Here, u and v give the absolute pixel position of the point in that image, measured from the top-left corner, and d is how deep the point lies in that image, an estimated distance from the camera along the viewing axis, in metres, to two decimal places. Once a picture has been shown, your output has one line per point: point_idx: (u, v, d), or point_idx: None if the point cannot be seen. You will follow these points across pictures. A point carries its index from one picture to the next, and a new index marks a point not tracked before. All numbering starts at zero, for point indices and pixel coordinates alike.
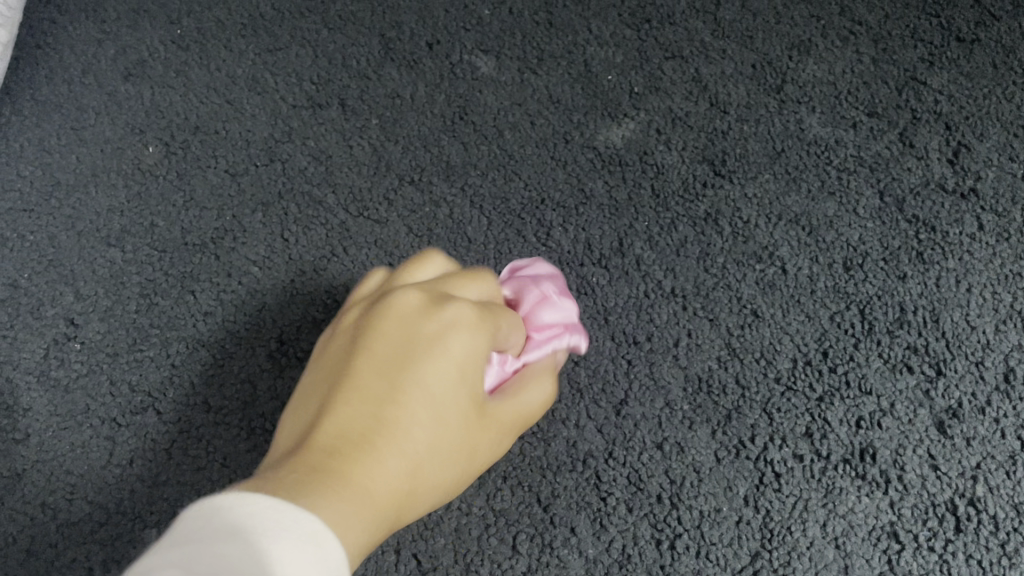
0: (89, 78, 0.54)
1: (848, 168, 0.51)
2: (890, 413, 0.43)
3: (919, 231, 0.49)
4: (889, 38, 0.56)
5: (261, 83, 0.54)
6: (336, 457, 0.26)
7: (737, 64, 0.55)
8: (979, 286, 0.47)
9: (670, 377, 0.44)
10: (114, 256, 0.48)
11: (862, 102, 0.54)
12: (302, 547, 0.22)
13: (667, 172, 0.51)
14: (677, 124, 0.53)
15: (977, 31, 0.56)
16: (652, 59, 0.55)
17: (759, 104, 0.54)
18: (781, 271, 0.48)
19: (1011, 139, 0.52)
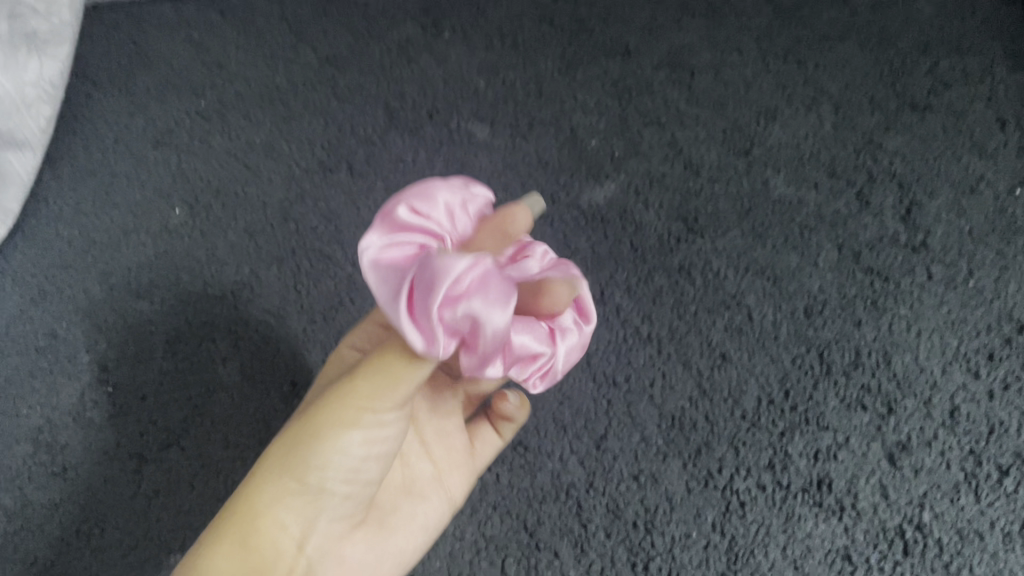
0: (122, 147, 0.60)
1: (810, 224, 0.56)
2: (845, 446, 0.48)
3: (874, 281, 0.53)
4: (849, 105, 0.62)
5: (276, 150, 0.60)
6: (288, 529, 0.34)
7: (710, 129, 0.61)
8: (929, 330, 0.51)
9: (646, 415, 0.49)
10: (143, 307, 0.53)
11: (823, 164, 0.59)
12: None
13: (644, 228, 0.56)
14: (655, 185, 0.58)
15: (930, 98, 0.62)
16: (632, 126, 0.61)
17: (729, 166, 0.59)
18: (748, 317, 0.52)
19: (959, 196, 0.57)
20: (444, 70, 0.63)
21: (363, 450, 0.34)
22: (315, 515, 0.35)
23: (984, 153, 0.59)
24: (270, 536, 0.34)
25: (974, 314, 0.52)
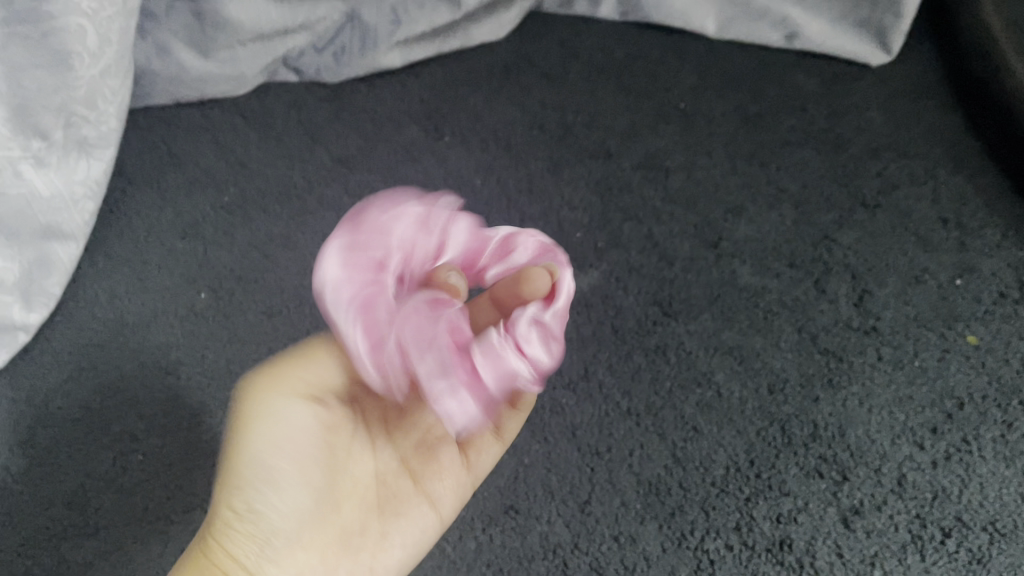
0: (153, 238, 0.66)
1: (773, 309, 0.63)
2: (804, 510, 0.53)
3: (830, 360, 0.60)
4: (807, 203, 0.69)
5: (292, 240, 0.66)
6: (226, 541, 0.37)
7: (682, 224, 0.68)
8: (878, 406, 0.57)
9: (625, 481, 0.54)
10: (171, 382, 0.59)
11: (784, 255, 0.66)
12: None
13: (624, 312, 0.62)
14: (633, 273, 0.65)
15: (879, 198, 0.69)
16: (613, 221, 0.68)
17: (700, 257, 0.66)
18: (717, 393, 0.58)
19: (906, 285, 0.64)
20: (445, 170, 0.70)
21: (279, 450, 0.37)
22: (261, 546, 0.37)
23: (928, 247, 0.66)
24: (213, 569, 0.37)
25: (919, 391, 0.58)
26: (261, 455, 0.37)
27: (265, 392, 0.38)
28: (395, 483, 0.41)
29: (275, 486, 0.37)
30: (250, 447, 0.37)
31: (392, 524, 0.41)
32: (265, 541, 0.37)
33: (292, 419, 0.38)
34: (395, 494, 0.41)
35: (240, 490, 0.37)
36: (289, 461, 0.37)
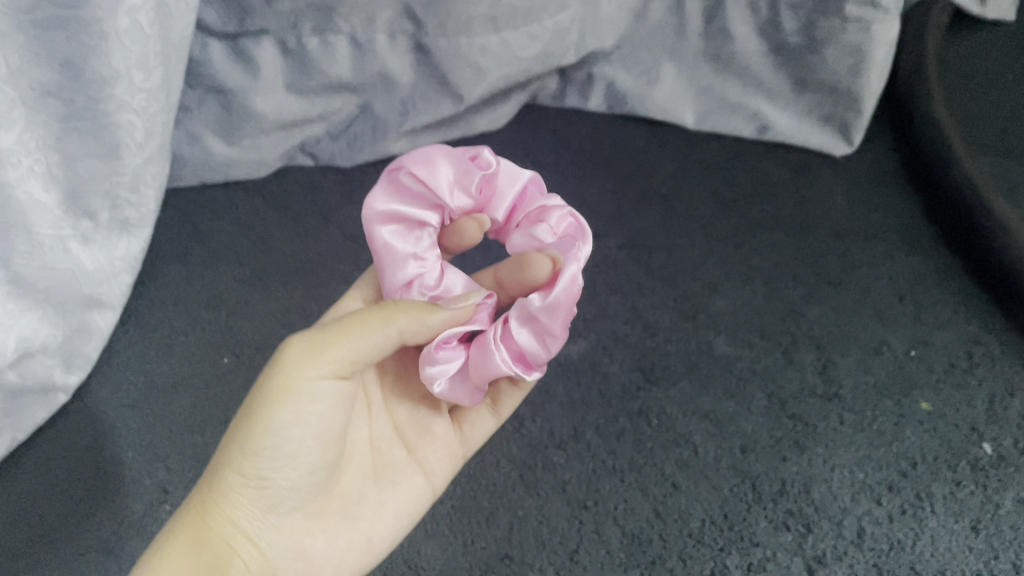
0: (180, 307, 0.72)
1: (745, 376, 0.69)
2: (773, 559, 0.59)
3: (797, 423, 0.66)
4: (777, 280, 0.76)
5: (308, 310, 0.73)
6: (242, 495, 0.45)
7: (663, 298, 0.74)
8: (840, 465, 0.63)
9: (610, 533, 0.60)
10: (197, 440, 0.65)
11: (756, 327, 0.72)
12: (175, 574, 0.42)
13: (610, 378, 0.68)
14: (619, 342, 0.71)
15: (842, 276, 0.76)
16: (601, 295, 0.74)
17: (679, 328, 0.72)
18: (694, 453, 0.64)
19: (866, 356, 0.70)
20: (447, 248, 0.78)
21: (297, 425, 0.44)
22: (269, 503, 0.45)
23: (887, 321, 0.73)
24: (224, 518, 0.45)
25: (877, 452, 0.64)
26: (281, 430, 0.44)
27: (301, 367, 0.43)
28: (390, 452, 0.52)
29: (287, 453, 0.44)
30: (269, 419, 0.44)
31: (387, 491, 0.50)
32: (272, 508, 0.46)
33: (315, 400, 0.44)
34: (391, 467, 0.51)
35: (254, 461, 0.44)
36: (307, 439, 0.44)
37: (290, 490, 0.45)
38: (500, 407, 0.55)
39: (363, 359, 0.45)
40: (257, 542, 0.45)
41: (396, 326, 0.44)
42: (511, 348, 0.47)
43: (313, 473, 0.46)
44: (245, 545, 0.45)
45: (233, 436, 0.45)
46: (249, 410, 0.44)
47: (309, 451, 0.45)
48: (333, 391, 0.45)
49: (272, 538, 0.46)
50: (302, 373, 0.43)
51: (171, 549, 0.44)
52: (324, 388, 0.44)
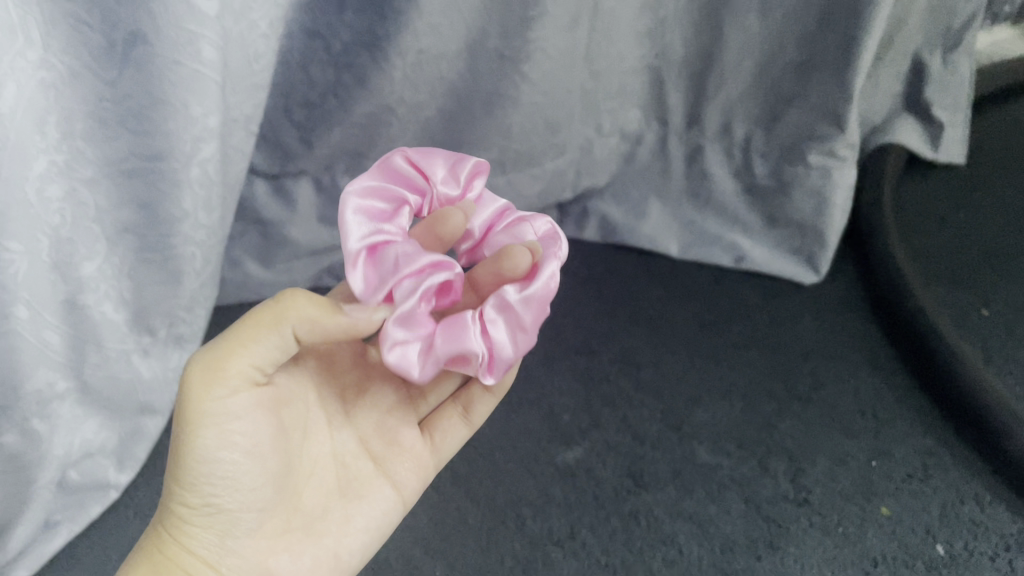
0: None
1: (725, 483, 0.77)
2: None
3: (771, 526, 0.73)
4: (753, 394, 0.85)
5: None
6: (194, 518, 0.50)
7: (651, 409, 0.83)
8: (810, 565, 0.71)
9: None
10: None
11: (735, 438, 0.81)
12: None
13: (602, 481, 0.77)
14: (611, 449, 0.79)
15: (811, 392, 0.85)
16: (595, 406, 0.83)
17: (666, 438, 0.80)
18: (678, 551, 0.72)
19: (833, 465, 0.78)
20: None
21: (220, 447, 0.48)
22: (220, 527, 0.50)
23: (851, 434, 0.81)
24: (182, 544, 0.50)
25: (842, 553, 0.72)
26: (207, 451, 0.48)
27: (209, 390, 0.47)
28: (357, 465, 0.57)
29: (219, 473, 0.48)
30: (194, 443, 0.48)
31: (353, 505, 0.56)
32: (225, 532, 0.51)
33: (232, 419, 0.48)
34: (357, 482, 0.57)
35: (193, 489, 0.49)
36: (234, 458, 0.48)
37: (236, 509, 0.50)
38: (469, 416, 0.64)
39: (268, 364, 0.49)
40: (218, 567, 0.51)
41: (297, 322, 0.48)
42: (485, 329, 0.52)
43: (255, 491, 0.50)
44: (204, 571, 0.50)
45: (171, 468, 0.50)
46: (177, 437, 0.49)
47: (240, 469, 0.49)
48: (246, 403, 0.48)
49: (235, 562, 0.51)
50: (212, 392, 0.47)
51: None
52: (238, 403, 0.48)
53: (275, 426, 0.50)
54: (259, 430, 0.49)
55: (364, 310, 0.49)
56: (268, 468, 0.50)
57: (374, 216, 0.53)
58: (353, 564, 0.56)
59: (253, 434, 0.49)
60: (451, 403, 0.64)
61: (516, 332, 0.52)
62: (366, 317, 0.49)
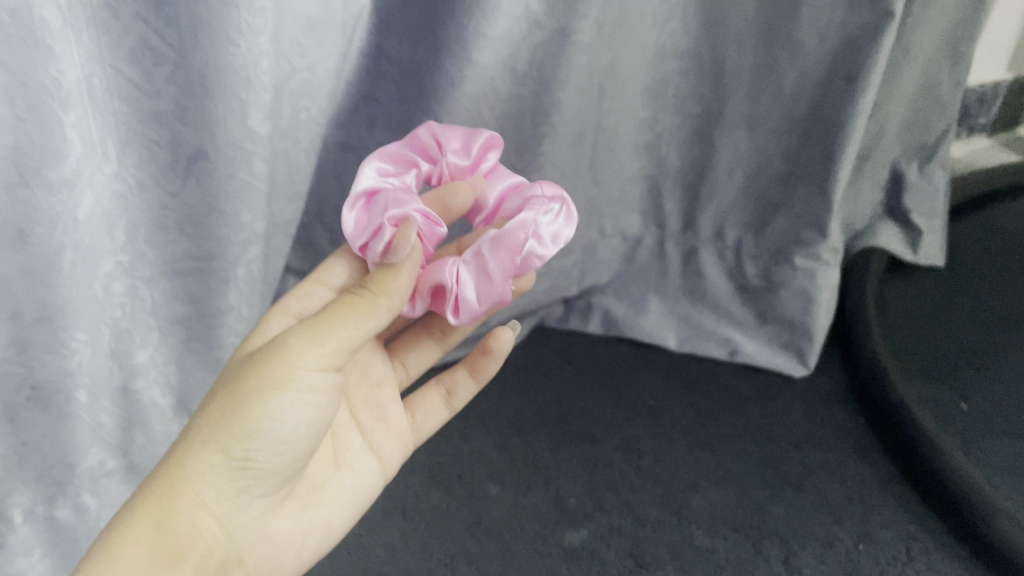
0: None
1: (721, 564, 0.82)
2: None
3: None
4: (747, 481, 0.91)
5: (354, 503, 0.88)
6: (225, 472, 0.54)
7: (651, 493, 0.89)
8: None
9: None
10: None
11: (729, 521, 0.86)
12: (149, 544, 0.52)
13: (606, 561, 0.82)
14: (614, 531, 0.85)
15: (802, 480, 0.91)
16: (599, 491, 0.89)
17: (665, 521, 0.86)
18: None
19: (822, 548, 0.84)
20: (468, 448, 0.95)
21: (287, 417, 0.54)
22: (247, 489, 0.56)
23: (839, 519, 0.87)
24: (198, 491, 0.54)
25: None
26: (272, 416, 0.53)
27: (305, 360, 0.53)
28: (349, 437, 0.69)
29: (276, 440, 0.54)
30: (265, 407, 0.53)
31: (345, 476, 0.67)
32: (240, 495, 0.57)
33: (306, 390, 0.54)
34: (349, 453, 0.68)
35: (248, 450, 0.54)
36: (295, 430, 0.55)
37: (262, 475, 0.56)
38: (451, 399, 0.77)
39: (354, 345, 0.54)
40: (226, 525, 0.57)
41: (378, 311, 0.54)
42: (461, 269, 0.62)
43: (292, 460, 0.57)
44: (209, 526, 0.55)
45: (218, 424, 0.53)
46: (244, 397, 0.53)
47: (291, 440, 0.55)
48: (324, 381, 0.54)
49: (238, 518, 0.58)
50: (301, 364, 0.53)
51: (133, 534, 0.52)
52: (316, 378, 0.54)
53: (328, 404, 0.57)
54: (318, 403, 0.55)
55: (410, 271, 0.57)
56: (312, 443, 0.57)
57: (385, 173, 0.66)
58: (338, 530, 0.67)
59: (315, 409, 0.55)
60: (435, 386, 0.78)
61: (484, 280, 0.62)
62: (400, 298, 0.56)
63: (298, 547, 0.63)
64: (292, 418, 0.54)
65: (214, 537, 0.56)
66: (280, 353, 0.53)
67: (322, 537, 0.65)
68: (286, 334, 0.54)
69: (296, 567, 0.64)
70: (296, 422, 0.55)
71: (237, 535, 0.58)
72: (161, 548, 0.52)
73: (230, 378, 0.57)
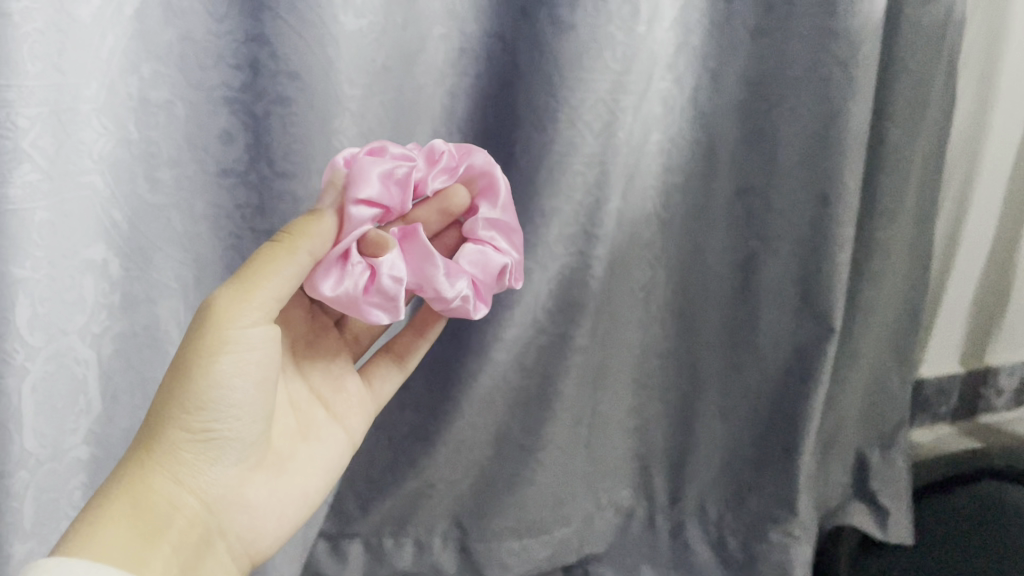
0: None
1: None
2: None
3: None
4: None
5: None
6: (189, 442, 0.67)
7: None
8: None
9: None
10: None
11: None
12: (127, 529, 0.62)
13: None
14: None
15: None
16: None
17: None
18: None
19: None
20: None
21: (229, 376, 0.65)
22: (211, 453, 0.68)
23: None
24: (168, 465, 0.66)
25: None
26: (221, 380, 0.65)
27: (238, 321, 0.64)
28: (312, 414, 0.83)
29: (226, 398, 0.66)
30: (211, 374, 0.65)
31: (308, 448, 0.80)
32: (207, 460, 0.68)
33: (243, 349, 0.65)
34: (314, 429, 0.82)
35: (200, 415, 0.66)
36: (241, 388, 0.66)
37: (222, 439, 0.68)
38: (401, 361, 0.91)
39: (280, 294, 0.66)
40: (200, 492, 0.69)
41: (298, 256, 0.66)
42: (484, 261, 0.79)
43: (247, 421, 0.69)
44: (186, 498, 0.67)
45: (174, 403, 0.65)
46: (191, 369, 0.65)
47: (241, 399, 0.67)
48: (260, 338, 0.66)
49: (209, 486, 0.70)
50: (234, 327, 0.65)
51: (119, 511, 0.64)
52: (249, 340, 0.65)
53: (270, 358, 0.68)
54: (259, 358, 0.67)
55: (317, 235, 0.68)
56: (261, 399, 0.68)
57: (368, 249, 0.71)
58: (313, 498, 0.80)
59: (255, 363, 0.67)
60: (384, 356, 0.91)
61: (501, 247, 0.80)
62: (322, 243, 0.68)
63: (278, 514, 0.76)
64: (232, 374, 0.66)
65: (193, 503, 0.68)
66: (209, 325, 0.65)
67: (302, 501, 0.78)
68: (209, 304, 0.65)
69: (280, 533, 0.76)
70: (239, 379, 0.66)
71: (214, 505, 0.70)
72: (143, 517, 0.64)
73: (172, 365, 0.67)
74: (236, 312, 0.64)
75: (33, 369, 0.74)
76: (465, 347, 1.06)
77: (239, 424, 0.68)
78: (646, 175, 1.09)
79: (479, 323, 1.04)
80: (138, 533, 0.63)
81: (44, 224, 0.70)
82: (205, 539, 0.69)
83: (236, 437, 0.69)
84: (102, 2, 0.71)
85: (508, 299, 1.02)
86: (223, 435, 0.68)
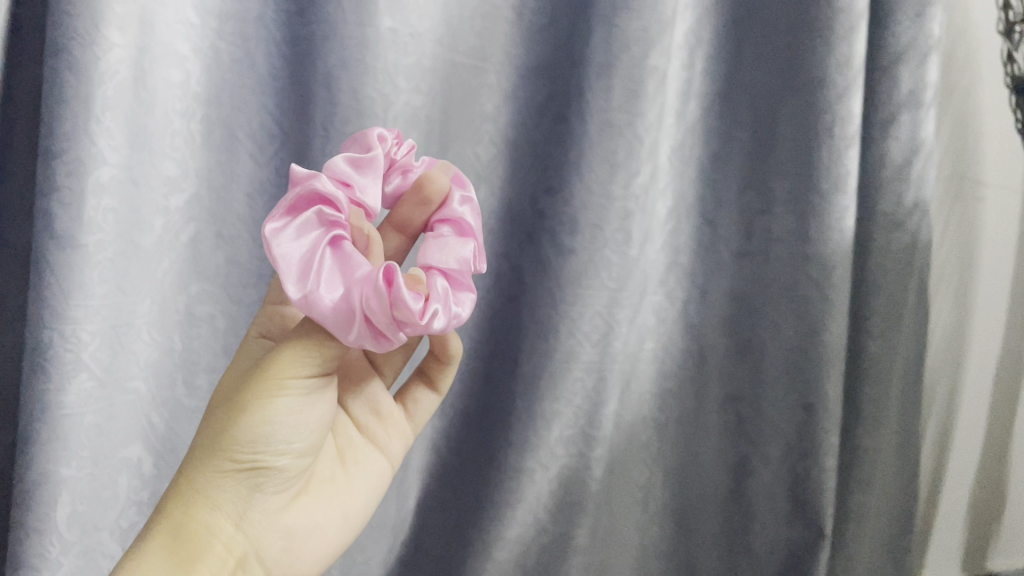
0: None
1: None
2: None
3: None
4: None
5: None
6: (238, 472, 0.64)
7: None
8: None
9: None
10: None
11: None
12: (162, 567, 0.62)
13: None
14: None
15: None
16: None
17: None
18: None
19: None
20: None
21: (282, 419, 0.63)
22: (255, 485, 0.66)
23: None
24: (212, 492, 0.65)
25: None
26: (276, 418, 0.63)
27: (288, 368, 0.62)
28: (349, 439, 0.80)
29: (270, 435, 0.63)
30: (262, 420, 0.62)
31: (352, 472, 0.78)
32: (255, 487, 0.66)
33: (293, 394, 0.63)
34: (352, 452, 0.79)
35: (251, 450, 0.63)
36: (289, 430, 0.64)
37: (269, 474, 0.66)
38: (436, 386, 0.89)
39: (320, 363, 0.63)
40: (241, 522, 0.67)
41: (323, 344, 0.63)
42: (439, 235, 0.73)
43: (296, 454, 0.66)
44: (228, 527, 0.66)
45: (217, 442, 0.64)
46: (239, 416, 0.63)
47: (288, 437, 0.65)
48: (310, 384, 0.64)
49: (255, 513, 0.67)
50: (292, 373, 0.62)
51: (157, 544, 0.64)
52: (306, 383, 0.63)
53: (320, 407, 0.66)
54: (304, 403, 0.64)
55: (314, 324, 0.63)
56: (307, 439, 0.66)
57: (371, 301, 0.60)
58: (355, 523, 0.78)
59: (300, 404, 0.64)
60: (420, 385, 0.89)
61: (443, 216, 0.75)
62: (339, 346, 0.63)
63: (319, 539, 0.73)
64: (286, 417, 0.63)
65: (234, 532, 0.66)
66: (267, 372, 0.62)
67: (342, 526, 0.75)
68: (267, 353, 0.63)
69: (318, 561, 0.73)
70: (291, 422, 0.64)
71: (256, 530, 0.68)
72: (181, 546, 0.64)
73: (229, 404, 0.65)
74: (288, 370, 0.62)
75: (65, 563, 0.79)
76: (464, 544, 1.10)
77: (285, 461, 0.66)
78: (643, 380, 1.17)
79: (480, 522, 1.09)
80: (177, 565, 0.63)
81: (93, 426, 0.78)
82: (241, 565, 0.67)
83: (278, 471, 0.66)
84: (162, 232, 0.83)
85: (509, 497, 1.07)
86: (273, 468, 0.66)
